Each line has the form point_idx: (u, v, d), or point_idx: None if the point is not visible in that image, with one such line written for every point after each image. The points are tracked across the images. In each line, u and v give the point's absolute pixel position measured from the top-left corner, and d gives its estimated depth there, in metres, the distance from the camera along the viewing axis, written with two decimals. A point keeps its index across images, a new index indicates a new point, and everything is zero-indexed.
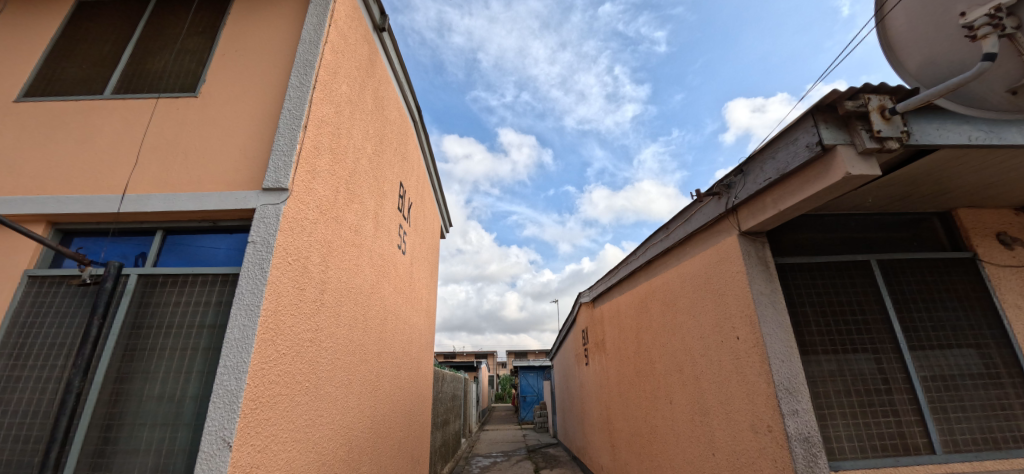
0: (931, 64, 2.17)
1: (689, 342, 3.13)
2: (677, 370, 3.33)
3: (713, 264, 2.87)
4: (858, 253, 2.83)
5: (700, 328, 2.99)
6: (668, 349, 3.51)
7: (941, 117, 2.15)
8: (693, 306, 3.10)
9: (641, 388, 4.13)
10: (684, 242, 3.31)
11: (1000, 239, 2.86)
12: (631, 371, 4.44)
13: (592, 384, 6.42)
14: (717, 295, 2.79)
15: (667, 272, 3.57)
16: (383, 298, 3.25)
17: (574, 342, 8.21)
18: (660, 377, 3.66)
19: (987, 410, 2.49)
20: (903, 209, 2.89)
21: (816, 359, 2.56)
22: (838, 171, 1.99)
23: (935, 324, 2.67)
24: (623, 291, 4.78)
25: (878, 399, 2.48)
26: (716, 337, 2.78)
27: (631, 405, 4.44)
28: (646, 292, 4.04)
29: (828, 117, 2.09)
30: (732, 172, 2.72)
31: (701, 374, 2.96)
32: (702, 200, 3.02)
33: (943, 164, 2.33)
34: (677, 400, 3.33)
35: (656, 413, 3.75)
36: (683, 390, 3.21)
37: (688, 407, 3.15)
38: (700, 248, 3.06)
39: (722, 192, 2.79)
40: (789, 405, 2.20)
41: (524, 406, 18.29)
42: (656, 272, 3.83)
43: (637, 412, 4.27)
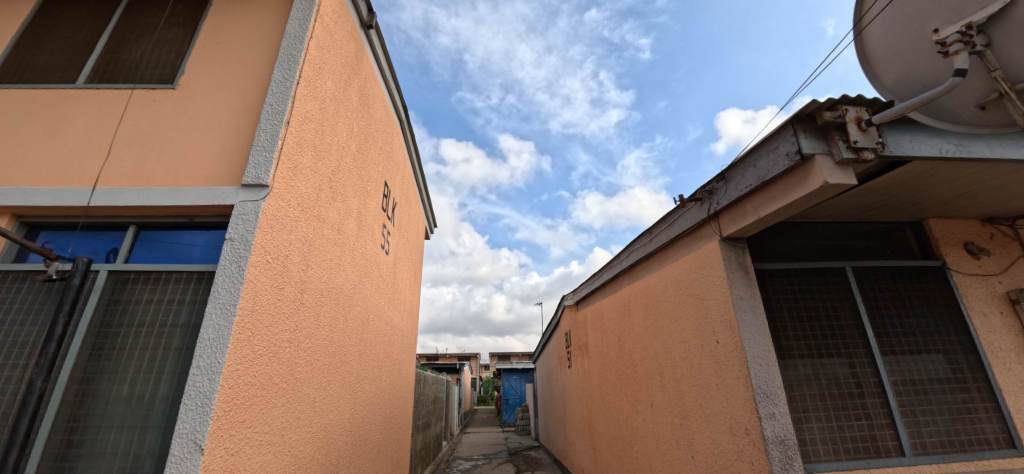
0: (905, 77, 2.22)
1: (670, 346, 3.17)
2: (658, 373, 3.36)
3: (695, 268, 2.90)
4: (833, 260, 2.89)
5: (680, 333, 3.03)
6: (648, 353, 3.56)
7: (914, 129, 2.22)
8: (674, 311, 3.14)
9: (621, 392, 4.20)
10: (666, 246, 3.34)
11: (968, 249, 2.97)
12: (613, 374, 4.47)
13: (573, 387, 6.48)
14: (698, 299, 2.82)
15: (649, 278, 3.61)
16: (365, 298, 3.19)
17: (554, 347, 8.67)
18: (641, 381, 3.70)
19: (955, 414, 2.57)
20: (878, 218, 2.99)
21: (793, 363, 2.61)
22: (816, 180, 2.03)
23: (905, 329, 2.76)
24: (605, 296, 4.85)
25: (852, 403, 2.54)
26: (697, 341, 2.81)
27: (611, 407, 4.53)
28: (628, 297, 4.09)
29: (807, 127, 2.13)
30: (714, 178, 2.74)
31: (681, 377, 2.99)
32: (685, 205, 3.05)
33: (915, 176, 2.40)
34: (657, 403, 3.36)
35: (636, 416, 3.80)
36: (664, 394, 3.24)
37: (668, 411, 3.18)
38: (682, 253, 3.10)
39: (704, 198, 2.82)
40: (766, 408, 2.22)
41: (507, 408, 18.31)
42: (639, 276, 3.88)
43: (617, 415, 4.32)
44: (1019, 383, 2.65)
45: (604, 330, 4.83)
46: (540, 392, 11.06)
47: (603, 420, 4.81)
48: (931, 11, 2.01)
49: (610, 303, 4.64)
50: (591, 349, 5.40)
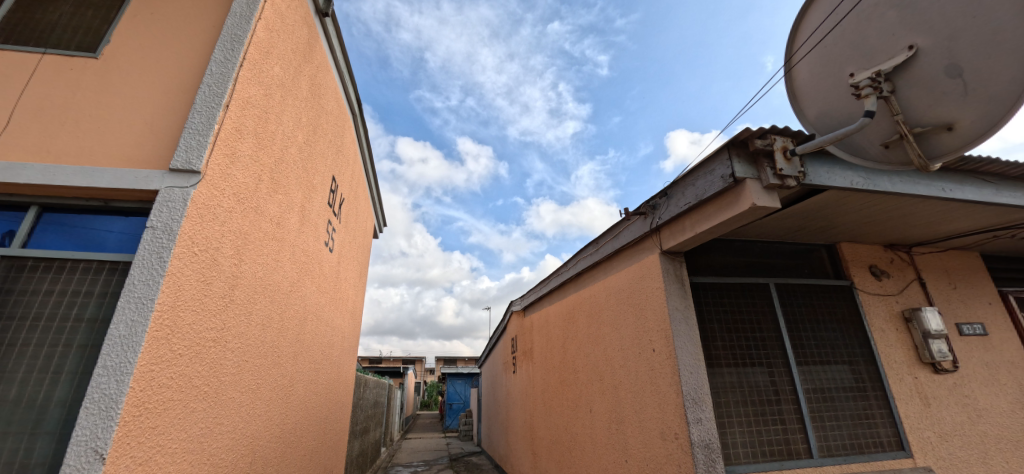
0: (826, 114, 2.41)
1: (610, 354, 3.28)
2: (598, 379, 3.46)
3: (636, 279, 3.02)
4: (759, 276, 3.13)
5: (621, 341, 3.14)
6: (590, 359, 3.66)
7: (830, 162, 2.47)
8: (616, 319, 3.25)
9: (563, 397, 4.29)
10: (611, 256, 3.46)
11: (872, 271, 3.33)
12: (556, 380, 4.55)
13: (517, 392, 6.52)
14: (638, 309, 2.95)
15: (595, 286, 3.72)
16: (305, 297, 3.03)
17: (500, 352, 8.69)
18: (582, 386, 3.80)
19: (855, 419, 2.86)
20: (799, 239, 3.28)
21: (720, 371, 2.79)
22: (746, 202, 2.19)
23: (817, 342, 3.03)
24: (552, 303, 4.94)
25: (769, 409, 2.75)
26: (635, 349, 2.93)
27: (552, 413, 4.60)
28: (573, 304, 4.18)
29: (740, 152, 2.29)
30: (657, 194, 2.88)
31: (619, 384, 3.10)
32: (630, 218, 3.18)
33: (830, 203, 2.66)
34: (596, 409, 3.46)
35: (575, 422, 3.89)
36: (603, 399, 3.34)
37: (606, 416, 3.28)
38: (626, 263, 3.23)
39: (647, 212, 2.96)
40: (694, 414, 2.36)
41: (450, 413, 18.13)
42: (585, 284, 3.99)
43: (558, 420, 4.40)
44: (908, 391, 2.99)
45: (550, 336, 4.92)
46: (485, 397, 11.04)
47: (544, 425, 4.87)
48: (847, 57, 2.24)
49: (557, 310, 4.72)
50: (536, 355, 5.46)
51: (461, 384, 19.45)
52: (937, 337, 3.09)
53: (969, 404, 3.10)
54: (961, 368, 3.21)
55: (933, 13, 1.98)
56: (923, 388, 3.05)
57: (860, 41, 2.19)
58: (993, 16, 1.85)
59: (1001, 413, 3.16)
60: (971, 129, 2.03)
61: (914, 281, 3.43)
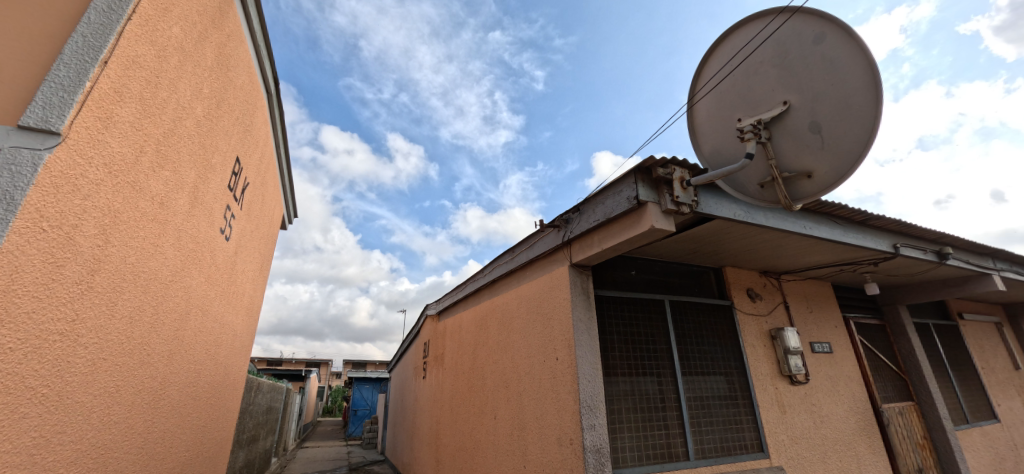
0: (718, 151, 2.66)
1: (517, 361, 3.34)
2: (504, 386, 3.52)
3: (546, 289, 3.13)
4: (656, 293, 3.40)
5: (528, 348, 3.22)
6: (498, 366, 3.70)
7: (719, 195, 2.78)
8: (525, 327, 3.33)
9: (469, 403, 4.28)
10: (525, 266, 3.55)
11: (749, 293, 3.80)
12: (464, 386, 4.53)
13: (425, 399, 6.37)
14: (545, 318, 3.05)
15: (508, 294, 3.78)
16: (189, 288, 2.69)
17: (411, 357, 8.46)
18: (488, 393, 3.82)
19: (727, 424, 3.20)
20: (692, 261, 3.63)
21: (616, 380, 2.97)
22: (646, 223, 2.38)
23: (701, 354, 3.36)
24: (466, 309, 4.93)
25: (656, 415, 2.98)
26: (540, 357, 3.02)
27: (458, 419, 4.56)
28: (487, 311, 4.21)
29: (644, 178, 2.50)
30: (570, 209, 3.02)
31: (523, 391, 3.17)
32: (544, 230, 3.29)
33: (717, 231, 2.99)
34: (500, 415, 3.50)
35: (480, 428, 3.89)
36: (507, 406, 3.39)
37: (509, 423, 3.33)
38: (538, 273, 3.33)
39: (560, 226, 3.09)
40: (588, 420, 2.48)
41: (353, 419, 17.24)
42: (498, 292, 4.03)
43: (463, 426, 4.38)
44: (769, 399, 3.43)
45: (461, 342, 4.89)
46: (392, 403, 10.64)
47: (450, 432, 4.82)
48: (736, 104, 2.56)
49: (470, 316, 4.72)
50: (447, 361, 5.39)
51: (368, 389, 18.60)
52: (794, 352, 3.61)
53: (815, 411, 3.64)
54: (811, 380, 3.76)
55: (802, 78, 2.34)
56: (783, 397, 3.52)
57: (746, 93, 2.52)
58: (846, 86, 2.23)
59: (838, 419, 3.75)
60: (827, 177, 2.35)
61: (780, 304, 3.97)
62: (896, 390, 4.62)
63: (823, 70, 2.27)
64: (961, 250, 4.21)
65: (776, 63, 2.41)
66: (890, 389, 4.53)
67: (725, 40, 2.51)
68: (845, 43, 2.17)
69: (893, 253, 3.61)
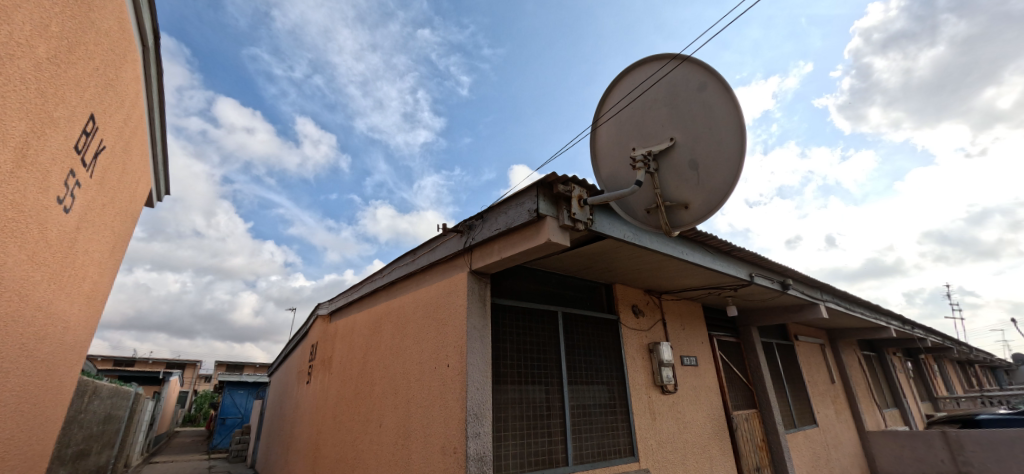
0: (614, 175, 2.92)
1: (408, 367, 3.26)
2: (392, 393, 3.40)
3: (444, 293, 3.11)
4: (551, 304, 3.56)
5: (421, 354, 3.15)
6: (389, 371, 3.56)
7: (611, 216, 3.02)
8: (419, 332, 3.27)
9: (356, 411, 4.05)
10: (425, 269, 3.50)
11: (632, 309, 4.20)
12: (351, 393, 4.29)
13: (309, 406, 5.89)
14: (440, 323, 3.02)
15: (407, 296, 3.67)
16: (2, 269, 2.17)
17: (297, 360, 7.81)
18: (377, 399, 3.66)
19: (605, 431, 3.45)
20: (587, 276, 3.89)
21: (505, 388, 3.02)
22: (543, 237, 2.50)
23: (586, 365, 3.59)
24: (362, 310, 4.67)
25: (540, 423, 3.10)
26: (432, 363, 2.98)
27: (342, 428, 4.29)
28: (383, 313, 4.04)
29: (546, 193, 2.61)
30: (474, 216, 3.05)
31: (411, 398, 3.10)
32: (447, 234, 3.28)
33: (608, 250, 3.24)
34: (386, 423, 3.38)
35: (364, 437, 3.70)
36: (394, 414, 3.28)
37: (394, 432, 3.22)
38: (437, 278, 3.30)
39: (463, 232, 3.10)
40: (473, 428, 2.49)
41: (223, 430, 15.37)
42: (397, 294, 3.90)
43: (346, 435, 4.14)
44: (642, 407, 3.78)
45: (353, 344, 4.62)
46: (271, 410, 9.65)
47: (332, 441, 4.52)
48: (632, 134, 2.86)
49: (365, 318, 4.49)
50: (336, 365, 5.05)
51: (242, 394, 16.89)
52: (666, 364, 4.07)
53: (679, 418, 4.09)
54: (678, 390, 4.22)
55: (686, 119, 2.68)
56: (654, 406, 3.91)
57: (641, 126, 2.83)
58: (720, 132, 2.56)
59: (697, 425, 4.25)
60: (699, 210, 2.59)
61: (658, 321, 4.43)
62: (745, 399, 5.37)
63: (703, 114, 2.60)
64: (797, 282, 5.09)
65: (667, 103, 2.75)
66: (740, 398, 5.25)
67: (627, 75, 2.84)
68: (719, 94, 2.54)
69: (749, 281, 4.23)
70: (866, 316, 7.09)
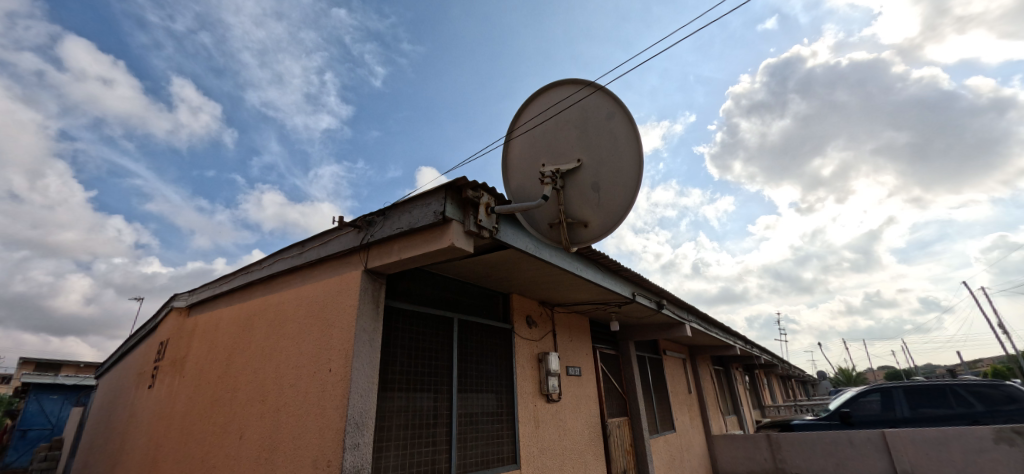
0: (522, 188, 3.03)
1: (282, 372, 2.95)
2: (259, 401, 3.04)
3: (333, 292, 2.89)
4: (447, 310, 3.53)
5: (300, 357, 2.88)
6: (258, 376, 3.18)
7: (515, 227, 3.12)
8: (299, 333, 2.99)
9: (211, 421, 3.52)
10: (314, 264, 3.22)
11: (526, 320, 4.37)
12: (207, 400, 3.73)
13: (147, 416, 4.97)
14: (325, 325, 2.79)
15: (289, 293, 3.33)
16: None
17: (137, 362, 6.55)
18: (239, 408, 3.23)
19: (490, 439, 3.49)
20: (486, 285, 3.95)
21: (391, 395, 2.88)
22: (446, 241, 2.48)
23: (477, 373, 3.62)
24: (231, 305, 4.10)
25: (426, 432, 3.02)
26: (311, 368, 2.74)
27: (192, 441, 3.69)
28: (258, 309, 3.60)
29: (455, 196, 2.60)
30: (375, 212, 2.91)
31: (282, 406, 2.80)
32: (342, 229, 3.07)
33: (508, 260, 3.34)
34: (248, 435, 3.00)
35: (218, 451, 3.24)
36: (259, 424, 2.93)
37: (257, 445, 2.87)
38: (327, 274, 3.06)
39: (361, 228, 2.93)
40: (352, 439, 2.32)
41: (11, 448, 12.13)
42: (276, 289, 3.51)
43: (195, 450, 3.57)
44: (527, 415, 3.93)
45: (215, 344, 4.03)
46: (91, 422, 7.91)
47: (174, 458, 3.86)
48: (543, 151, 3.01)
49: (234, 314, 3.95)
50: (190, 367, 4.35)
51: (52, 399, 13.59)
52: (552, 374, 4.30)
53: (560, 425, 4.32)
54: (562, 399, 4.47)
55: (593, 144, 2.90)
56: (539, 414, 4.09)
57: (552, 144, 3.00)
58: (620, 160, 2.79)
59: (576, 431, 4.53)
60: (596, 230, 2.78)
61: (549, 333, 4.67)
62: (619, 407, 5.88)
63: (608, 142, 2.84)
64: (669, 303, 5.79)
65: (578, 126, 2.95)
66: (614, 406, 5.75)
67: (544, 93, 2.99)
68: (623, 125, 2.79)
69: (631, 300, 4.69)
70: (719, 336, 8.33)
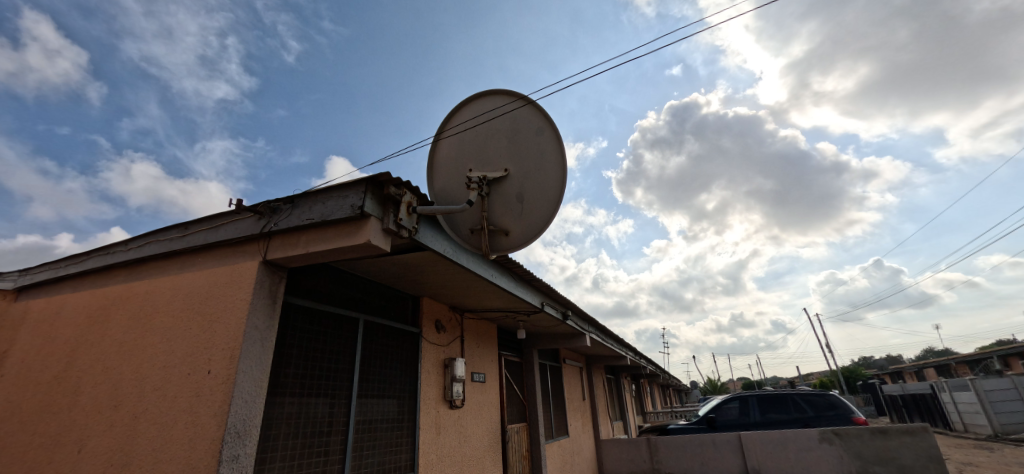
0: (447, 191, 3.00)
1: (145, 373, 2.52)
2: (109, 407, 2.55)
3: (220, 283, 2.55)
4: (353, 311, 3.33)
5: (170, 356, 2.48)
6: (110, 378, 2.67)
7: (435, 229, 3.07)
8: (172, 329, 2.58)
9: (35, 432, 2.86)
10: (198, 250, 2.81)
11: (435, 324, 4.30)
12: (30, 407, 3.02)
13: None
14: (207, 320, 2.45)
15: (161, 281, 2.86)
16: None
17: None
18: (78, 416, 2.67)
19: (387, 447, 3.35)
20: (397, 286, 3.81)
21: (281, 401, 2.60)
22: (362, 237, 2.35)
23: (380, 377, 3.46)
24: (77, 291, 3.39)
25: (318, 441, 2.79)
26: (183, 369, 2.37)
27: (2, 458, 2.95)
28: (115, 299, 3.03)
29: (375, 192, 2.49)
30: (282, 199, 2.65)
31: (141, 414, 2.39)
32: (239, 214, 2.73)
33: (424, 262, 3.27)
34: (88, 449, 2.49)
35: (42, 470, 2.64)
36: (105, 435, 2.46)
37: (99, 460, 2.40)
38: (213, 263, 2.69)
39: (263, 214, 2.65)
40: (231, 450, 2.05)
41: None
42: (144, 276, 2.99)
43: (6, 470, 2.86)
44: (429, 421, 3.85)
45: (50, 338, 3.29)
46: None
47: None
48: (471, 156, 3.03)
49: (81, 302, 3.28)
50: (6, 366, 3.49)
51: None
52: (457, 380, 4.28)
53: (461, 431, 4.31)
54: (465, 405, 4.46)
55: (520, 156, 3.00)
56: (440, 420, 4.04)
57: (481, 151, 3.03)
58: (545, 175, 2.93)
59: (476, 437, 4.55)
60: (516, 239, 2.86)
61: (457, 338, 4.66)
62: (518, 413, 6.04)
63: (535, 155, 2.96)
64: (573, 314, 6.16)
65: (507, 137, 3.03)
66: (514, 412, 5.89)
67: (477, 100, 3.02)
68: (551, 141, 2.93)
69: (540, 309, 4.90)
70: (614, 347, 9.05)
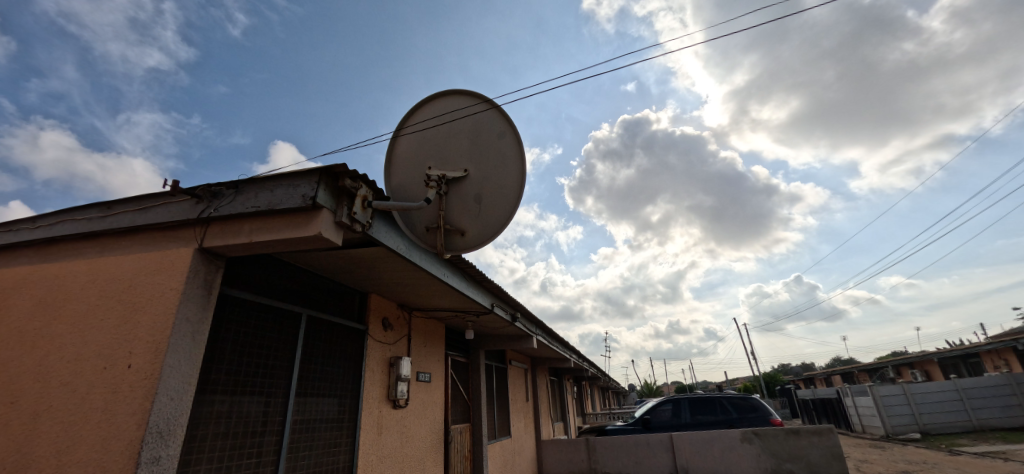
0: (404, 187, 2.97)
1: (50, 367, 2.26)
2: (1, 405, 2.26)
3: (147, 270, 2.34)
4: (295, 305, 3.18)
5: (82, 349, 2.25)
6: (3, 372, 2.37)
7: (390, 225, 3.02)
8: (86, 318, 2.33)
9: None
10: (122, 233, 2.56)
11: (382, 322, 4.21)
12: None
13: None
14: (129, 310, 2.24)
15: (74, 265, 2.57)
16: None
17: None
18: None
19: (325, 448, 3.24)
20: (344, 281, 3.69)
21: (210, 399, 2.43)
22: (313, 229, 2.27)
23: (321, 376, 3.33)
24: None
25: (250, 441, 2.64)
26: (98, 363, 2.16)
27: None
28: (15, 283, 2.69)
29: (329, 183, 2.41)
30: (224, 183, 2.49)
31: (42, 412, 2.14)
32: (173, 196, 2.53)
33: (375, 258, 3.20)
34: None
35: None
36: None
37: None
38: (140, 248, 2.47)
39: (202, 198, 2.47)
40: (151, 452, 1.90)
41: None
42: (54, 258, 2.68)
43: None
44: (370, 421, 3.76)
45: None
46: None
47: None
48: (432, 154, 3.02)
49: None
50: None
51: None
52: (402, 379, 4.21)
53: (403, 432, 4.24)
54: (409, 404, 4.40)
55: (481, 157, 3.02)
56: (383, 420, 3.95)
57: (442, 149, 3.03)
58: (505, 176, 2.97)
59: (418, 438, 4.49)
60: (472, 239, 2.88)
61: (404, 337, 4.58)
62: (462, 413, 6.02)
63: (495, 158, 3.00)
64: (523, 316, 6.26)
65: (469, 137, 3.05)
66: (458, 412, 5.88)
67: (441, 99, 3.03)
68: (512, 145, 2.99)
69: (490, 310, 4.94)
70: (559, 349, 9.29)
